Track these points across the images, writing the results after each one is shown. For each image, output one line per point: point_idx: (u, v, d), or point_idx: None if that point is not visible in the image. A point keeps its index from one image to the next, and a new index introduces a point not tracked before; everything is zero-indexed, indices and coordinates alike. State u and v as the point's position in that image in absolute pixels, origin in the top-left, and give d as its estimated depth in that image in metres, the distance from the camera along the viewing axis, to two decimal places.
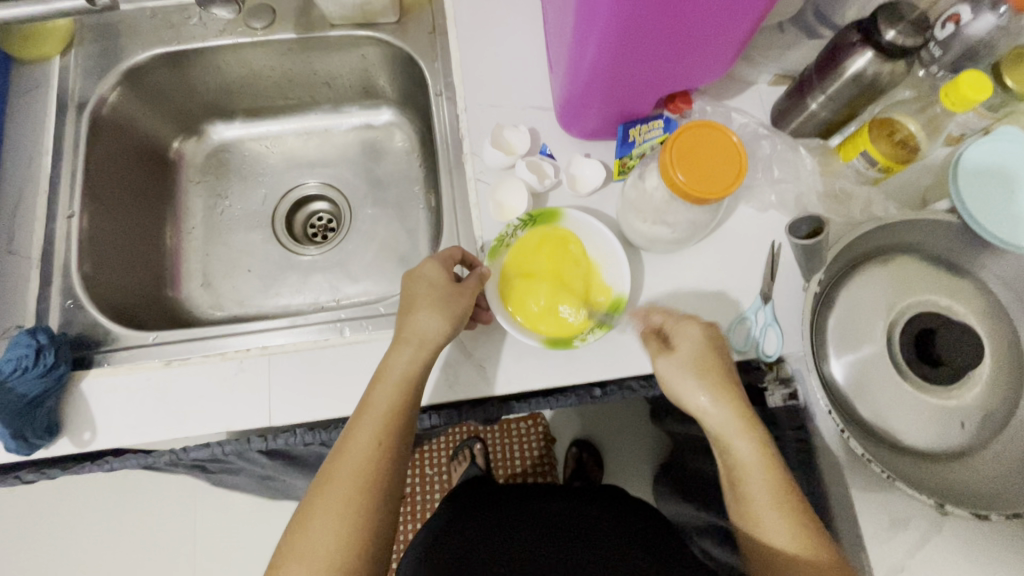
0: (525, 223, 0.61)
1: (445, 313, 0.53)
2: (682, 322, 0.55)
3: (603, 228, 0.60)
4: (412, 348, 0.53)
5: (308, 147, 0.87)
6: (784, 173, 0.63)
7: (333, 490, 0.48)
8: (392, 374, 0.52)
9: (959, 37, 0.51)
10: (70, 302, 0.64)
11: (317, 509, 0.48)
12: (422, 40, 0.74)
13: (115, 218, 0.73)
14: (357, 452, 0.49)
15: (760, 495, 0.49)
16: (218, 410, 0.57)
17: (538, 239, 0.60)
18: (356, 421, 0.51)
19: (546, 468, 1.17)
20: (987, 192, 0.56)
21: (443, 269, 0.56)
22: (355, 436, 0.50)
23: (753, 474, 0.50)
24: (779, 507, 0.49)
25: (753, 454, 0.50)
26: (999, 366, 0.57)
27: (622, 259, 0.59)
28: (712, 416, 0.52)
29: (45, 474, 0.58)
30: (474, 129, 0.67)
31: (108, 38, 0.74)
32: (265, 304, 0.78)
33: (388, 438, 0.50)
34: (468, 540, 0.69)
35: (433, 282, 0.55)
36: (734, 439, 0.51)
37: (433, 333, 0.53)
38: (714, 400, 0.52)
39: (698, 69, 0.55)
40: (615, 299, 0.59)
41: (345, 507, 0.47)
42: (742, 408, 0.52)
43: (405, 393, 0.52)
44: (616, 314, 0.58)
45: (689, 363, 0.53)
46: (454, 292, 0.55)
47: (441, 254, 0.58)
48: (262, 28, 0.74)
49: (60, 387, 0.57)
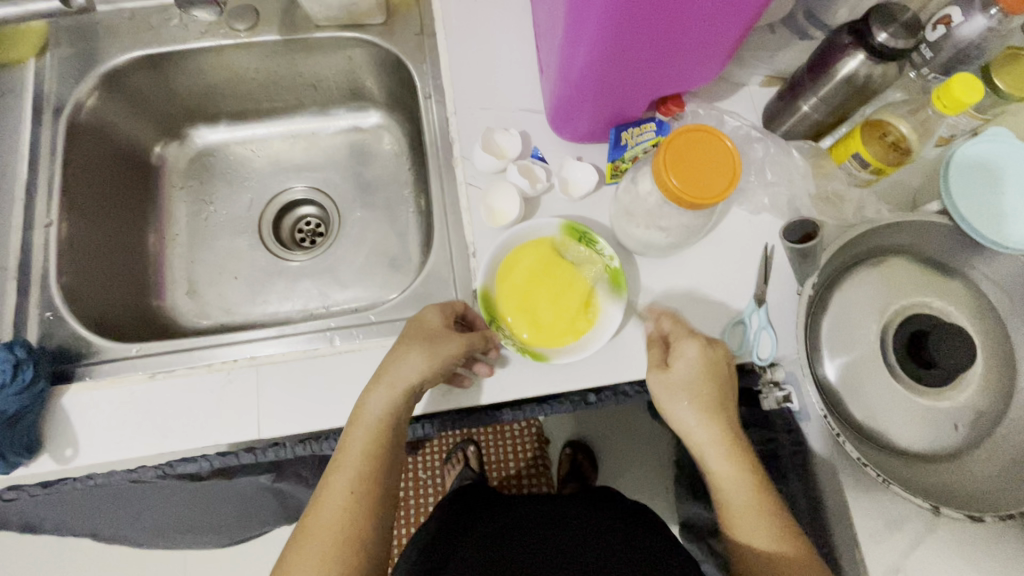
0: (493, 325, 0.57)
1: (424, 353, 0.52)
2: (682, 338, 0.54)
3: (549, 220, 0.60)
4: (382, 390, 0.52)
5: (294, 151, 0.86)
6: (777, 176, 0.62)
7: (310, 536, 0.48)
8: (365, 419, 0.51)
9: (950, 39, 0.51)
10: (49, 314, 0.62)
11: (293, 560, 0.47)
12: (410, 41, 0.73)
13: (94, 226, 0.71)
14: (332, 499, 0.50)
15: (737, 506, 0.50)
16: (205, 425, 0.56)
17: (513, 283, 0.59)
18: (333, 466, 0.51)
19: (540, 470, 1.20)
20: (977, 192, 0.56)
21: (441, 316, 0.56)
22: (331, 482, 0.50)
23: (732, 489, 0.51)
24: (759, 521, 0.49)
25: (735, 473, 0.51)
26: (989, 366, 0.57)
27: (546, 223, 0.60)
28: (696, 434, 0.53)
29: (26, 492, 0.58)
30: (465, 132, 0.66)
31: (85, 41, 0.72)
32: (252, 311, 0.77)
33: (363, 482, 0.50)
34: (463, 550, 0.68)
35: (424, 326, 0.55)
36: (709, 455, 0.52)
37: (407, 374, 0.52)
38: (699, 424, 0.52)
39: (690, 71, 0.54)
40: (567, 228, 0.60)
41: (322, 555, 0.47)
42: (724, 429, 0.52)
43: (380, 437, 0.51)
44: (582, 230, 0.59)
45: (679, 386, 0.52)
46: (439, 333, 0.54)
47: (443, 303, 0.58)
48: (246, 29, 0.72)
49: (40, 403, 0.55)
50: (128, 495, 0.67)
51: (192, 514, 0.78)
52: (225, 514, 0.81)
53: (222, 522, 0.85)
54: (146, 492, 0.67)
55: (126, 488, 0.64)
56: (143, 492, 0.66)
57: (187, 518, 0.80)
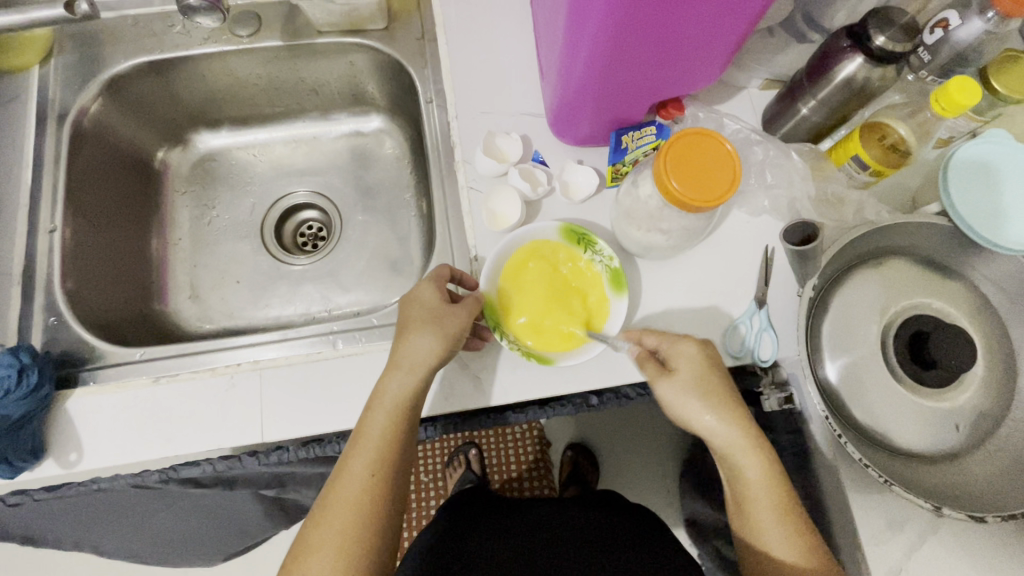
0: (499, 331, 0.57)
1: (439, 333, 0.52)
2: (676, 342, 0.54)
3: (546, 225, 0.60)
4: (403, 372, 0.52)
5: (296, 155, 0.86)
6: (777, 179, 0.63)
7: (328, 519, 0.48)
8: (385, 401, 0.52)
9: (948, 42, 0.52)
10: (53, 319, 0.62)
11: (314, 543, 0.47)
12: (411, 46, 0.74)
13: (98, 231, 0.71)
14: (351, 483, 0.49)
15: (762, 510, 0.50)
16: (209, 428, 0.56)
17: (516, 288, 0.59)
18: (351, 449, 0.51)
19: (540, 473, 1.20)
20: (975, 194, 0.57)
21: (437, 291, 0.55)
22: (350, 466, 0.50)
23: (756, 491, 0.50)
24: (783, 525, 0.49)
25: (762, 473, 0.50)
26: (990, 367, 0.57)
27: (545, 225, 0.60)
28: (721, 436, 0.52)
29: (30, 496, 0.58)
30: (467, 136, 0.66)
31: (88, 47, 0.72)
32: (255, 315, 0.77)
33: (381, 467, 0.50)
34: (466, 552, 0.69)
35: (425, 304, 0.54)
36: (743, 460, 0.51)
37: (423, 356, 0.52)
38: (719, 422, 0.51)
39: (689, 75, 0.54)
40: (565, 230, 0.60)
41: (343, 540, 0.47)
42: (746, 427, 0.51)
43: (399, 420, 0.51)
44: (580, 232, 0.60)
45: (697, 385, 0.52)
46: (447, 312, 0.54)
47: (433, 275, 0.57)
48: (248, 35, 0.73)
49: (45, 408, 0.56)
50: (130, 500, 0.67)
51: (194, 521, 0.78)
52: (227, 523, 0.81)
53: (222, 533, 0.85)
54: (149, 497, 0.67)
55: (129, 492, 0.64)
56: (145, 496, 0.66)
57: (188, 527, 0.80)
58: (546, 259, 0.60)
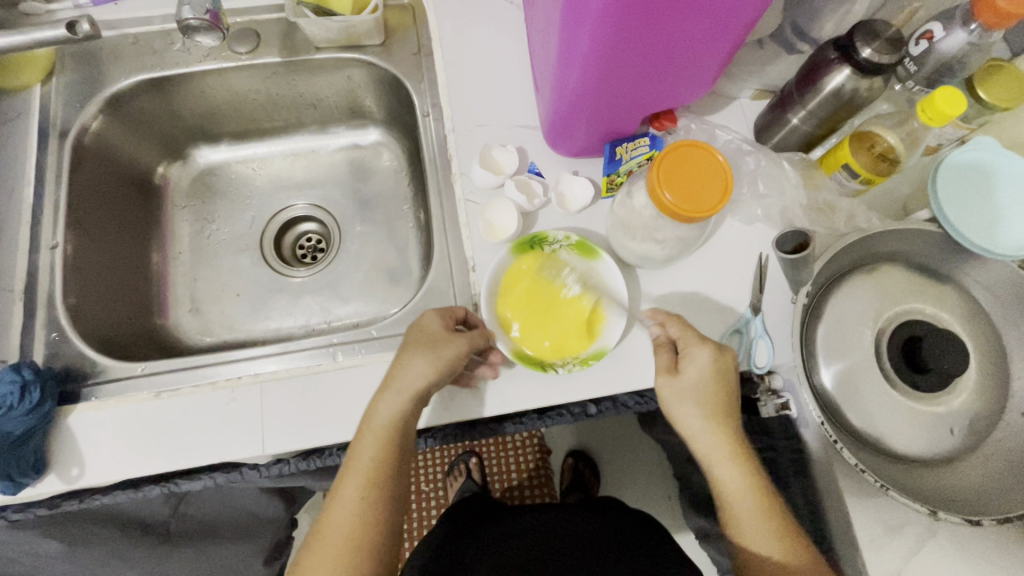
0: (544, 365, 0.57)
1: (429, 356, 0.53)
2: (693, 344, 0.54)
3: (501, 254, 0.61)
4: (392, 394, 0.52)
5: (295, 169, 0.87)
6: (769, 188, 0.64)
7: (323, 543, 0.50)
8: (374, 423, 0.52)
9: (933, 53, 0.53)
10: (55, 335, 0.63)
11: (308, 565, 0.49)
12: (408, 61, 0.75)
13: (99, 247, 0.72)
14: (344, 505, 0.51)
15: (743, 511, 0.51)
16: (211, 440, 0.57)
17: (524, 323, 0.59)
18: (343, 473, 0.52)
19: (542, 480, 1.21)
20: (964, 201, 0.58)
21: (441, 320, 0.56)
22: (342, 490, 0.51)
23: (738, 496, 0.52)
24: (764, 533, 0.50)
25: (737, 481, 0.52)
26: (982, 371, 0.58)
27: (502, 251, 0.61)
28: (701, 440, 0.54)
29: (32, 513, 0.59)
30: (463, 149, 0.67)
31: (89, 66, 0.73)
32: (256, 327, 0.77)
33: (372, 490, 0.51)
34: (467, 558, 0.70)
35: (427, 331, 0.55)
36: (716, 464, 0.53)
37: (414, 377, 0.53)
38: (704, 427, 0.53)
39: (682, 87, 0.56)
40: (518, 247, 0.61)
41: (335, 564, 0.48)
42: (730, 434, 0.53)
43: (389, 442, 0.51)
44: (531, 240, 0.61)
45: (688, 391, 0.54)
46: (443, 339, 0.54)
47: (444, 308, 0.58)
48: (247, 52, 0.74)
49: (47, 423, 0.56)
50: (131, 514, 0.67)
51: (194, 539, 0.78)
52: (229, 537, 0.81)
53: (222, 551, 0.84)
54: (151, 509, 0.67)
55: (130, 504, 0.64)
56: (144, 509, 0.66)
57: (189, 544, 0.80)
58: (526, 281, 0.60)
